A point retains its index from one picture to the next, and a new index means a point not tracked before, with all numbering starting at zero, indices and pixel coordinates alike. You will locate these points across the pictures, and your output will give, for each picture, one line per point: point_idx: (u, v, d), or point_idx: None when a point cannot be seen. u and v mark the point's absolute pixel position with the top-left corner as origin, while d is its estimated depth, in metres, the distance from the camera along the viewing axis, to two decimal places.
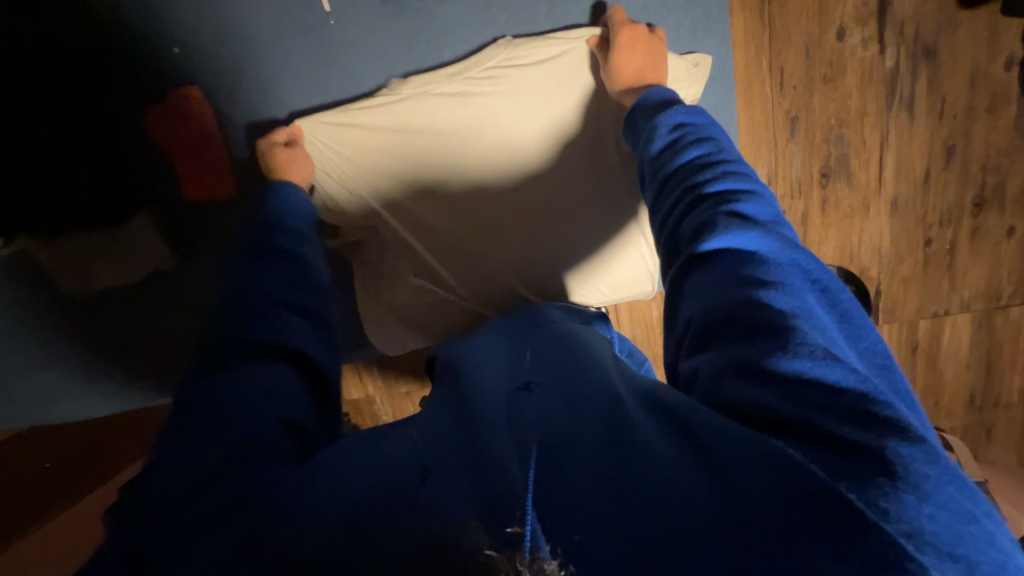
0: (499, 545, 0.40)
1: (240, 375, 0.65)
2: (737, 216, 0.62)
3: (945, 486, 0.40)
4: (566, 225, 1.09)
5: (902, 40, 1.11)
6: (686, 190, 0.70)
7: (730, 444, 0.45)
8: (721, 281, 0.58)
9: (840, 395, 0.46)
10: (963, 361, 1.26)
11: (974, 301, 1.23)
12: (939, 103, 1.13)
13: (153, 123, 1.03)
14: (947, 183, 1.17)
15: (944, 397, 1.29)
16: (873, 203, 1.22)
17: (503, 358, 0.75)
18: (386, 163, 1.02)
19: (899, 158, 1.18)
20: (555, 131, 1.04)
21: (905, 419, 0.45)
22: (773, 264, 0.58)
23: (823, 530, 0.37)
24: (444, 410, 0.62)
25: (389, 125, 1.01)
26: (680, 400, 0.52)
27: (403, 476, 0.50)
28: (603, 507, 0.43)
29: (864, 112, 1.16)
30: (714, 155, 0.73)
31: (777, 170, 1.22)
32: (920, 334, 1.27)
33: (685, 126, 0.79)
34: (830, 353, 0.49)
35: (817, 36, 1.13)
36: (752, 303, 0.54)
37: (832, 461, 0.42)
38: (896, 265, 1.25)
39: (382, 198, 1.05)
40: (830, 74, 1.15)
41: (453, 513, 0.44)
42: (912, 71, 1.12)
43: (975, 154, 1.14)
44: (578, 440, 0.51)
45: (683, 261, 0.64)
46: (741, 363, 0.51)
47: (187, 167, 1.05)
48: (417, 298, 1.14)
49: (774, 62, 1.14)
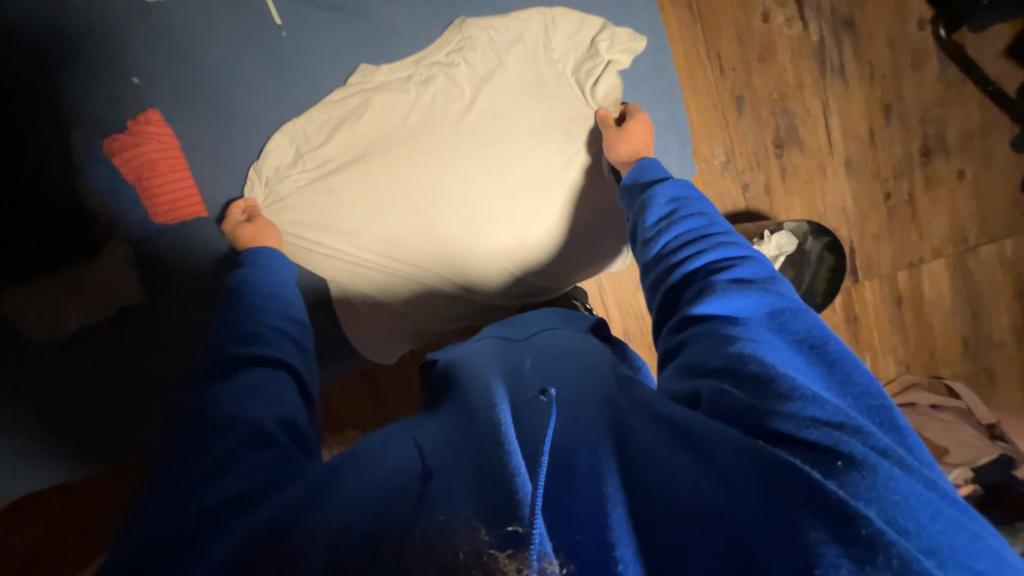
0: (498, 544, 0.33)
1: (242, 386, 0.55)
2: (702, 291, 0.57)
3: (920, 498, 0.37)
4: (548, 198, 0.82)
5: (821, 15, 1.12)
6: (660, 263, 0.65)
7: (728, 452, 0.40)
8: (692, 345, 0.53)
9: (821, 439, 0.40)
10: (949, 307, 1.27)
11: (944, 246, 1.24)
12: (868, 68, 1.15)
13: (123, 151, 0.76)
14: (891, 138, 1.18)
15: (938, 346, 1.29)
16: (828, 164, 1.19)
17: (498, 369, 0.57)
18: (356, 153, 0.78)
19: (843, 121, 1.17)
20: (508, 91, 0.81)
21: (896, 455, 0.40)
22: (770, 333, 0.50)
23: (791, 506, 0.35)
24: (438, 421, 0.52)
25: (359, 112, 0.78)
26: (682, 412, 0.45)
27: (384, 472, 0.45)
28: (609, 522, 0.36)
29: (802, 84, 1.15)
30: (706, 227, 0.65)
31: (733, 147, 1.16)
32: (902, 285, 1.26)
33: (650, 187, 0.73)
34: (843, 426, 0.41)
35: (745, 22, 1.12)
36: (721, 354, 0.49)
37: (818, 459, 0.39)
38: (864, 222, 1.23)
39: (353, 185, 0.78)
40: (764, 54, 1.13)
41: (445, 516, 0.37)
42: (837, 41, 1.13)
43: (911, 109, 1.17)
44: (576, 436, 0.43)
45: (676, 328, 0.57)
46: (724, 404, 0.44)
47: (172, 191, 0.78)
48: (414, 296, 0.83)
49: (709, 49, 1.12)
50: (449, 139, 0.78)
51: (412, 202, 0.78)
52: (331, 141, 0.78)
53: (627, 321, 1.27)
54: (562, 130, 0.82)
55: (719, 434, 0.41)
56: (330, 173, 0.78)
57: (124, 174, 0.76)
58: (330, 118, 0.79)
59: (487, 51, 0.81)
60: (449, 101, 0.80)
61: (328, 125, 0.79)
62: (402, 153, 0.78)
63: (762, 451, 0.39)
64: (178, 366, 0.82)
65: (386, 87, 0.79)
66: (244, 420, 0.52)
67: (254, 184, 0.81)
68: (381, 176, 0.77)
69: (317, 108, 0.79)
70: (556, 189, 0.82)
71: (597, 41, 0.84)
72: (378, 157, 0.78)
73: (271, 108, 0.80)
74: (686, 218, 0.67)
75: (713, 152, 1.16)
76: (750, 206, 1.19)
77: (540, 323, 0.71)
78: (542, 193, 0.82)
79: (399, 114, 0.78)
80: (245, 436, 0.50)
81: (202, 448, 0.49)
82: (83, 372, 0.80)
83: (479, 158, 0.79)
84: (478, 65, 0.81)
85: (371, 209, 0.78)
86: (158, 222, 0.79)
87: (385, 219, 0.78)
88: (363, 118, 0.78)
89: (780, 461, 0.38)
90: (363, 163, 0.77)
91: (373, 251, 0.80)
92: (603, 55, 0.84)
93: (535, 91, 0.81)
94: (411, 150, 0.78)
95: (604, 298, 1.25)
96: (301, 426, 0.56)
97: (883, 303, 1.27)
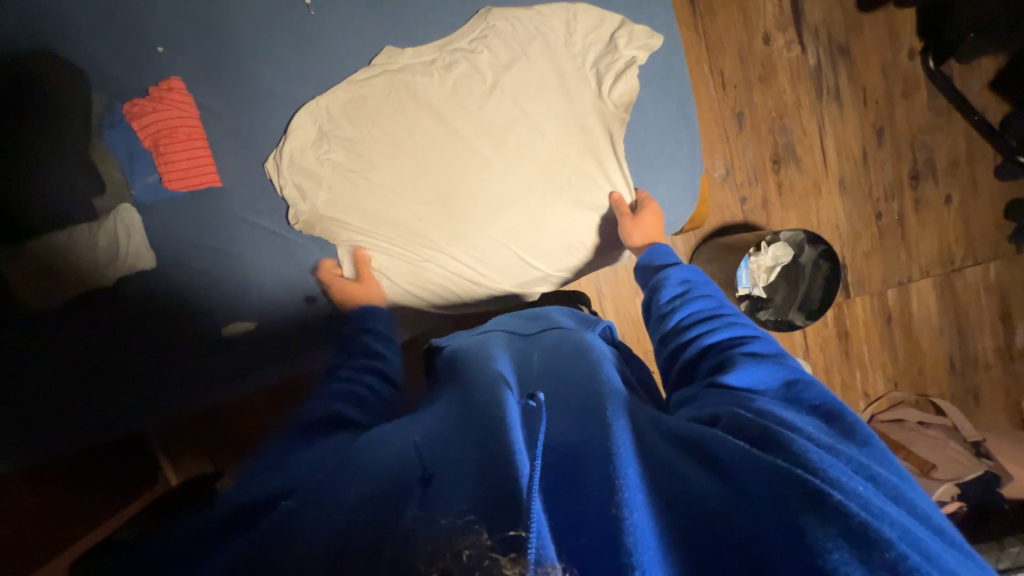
0: (500, 548, 0.31)
1: (324, 399, 0.60)
2: (721, 360, 0.56)
3: (933, 539, 0.36)
4: (557, 207, 0.76)
5: (818, 41, 1.18)
6: (674, 338, 0.64)
7: (745, 468, 0.39)
8: (707, 407, 0.51)
9: (832, 468, 0.38)
10: (936, 327, 1.31)
11: (932, 267, 1.29)
12: (861, 93, 1.21)
13: (144, 120, 0.67)
14: (883, 160, 1.24)
15: (926, 364, 1.32)
16: (823, 183, 1.23)
17: (506, 360, 0.59)
18: (386, 144, 0.72)
19: (838, 142, 1.22)
20: (522, 93, 0.73)
21: (912, 502, 0.40)
22: (791, 405, 0.49)
23: (805, 518, 0.34)
24: (443, 410, 0.53)
25: (388, 98, 0.72)
26: (696, 429, 0.45)
27: (382, 467, 0.44)
28: (621, 523, 0.34)
29: (800, 105, 1.20)
30: (719, 307, 0.65)
31: (733, 161, 1.20)
32: (892, 303, 1.30)
33: (662, 265, 0.73)
34: (865, 473, 0.40)
35: (747, 43, 1.17)
36: (740, 411, 0.47)
37: (830, 474, 0.37)
38: (856, 240, 1.27)
39: (386, 175, 0.73)
40: (764, 74, 1.18)
41: (444, 517, 0.35)
42: (833, 66, 1.19)
43: (902, 134, 1.23)
44: (590, 441, 0.42)
45: (694, 393, 0.55)
46: (740, 434, 0.43)
47: (186, 164, 0.69)
48: (438, 289, 0.80)
49: (713, 66, 1.16)
50: (470, 148, 0.73)
51: (437, 207, 0.75)
52: (360, 125, 0.73)
53: (624, 326, 1.28)
54: (582, 126, 0.75)
55: (737, 449, 0.41)
56: (353, 162, 0.73)
57: (141, 138, 0.68)
58: (353, 98, 0.72)
59: (508, 37, 0.73)
60: (470, 102, 0.73)
61: (354, 106, 0.72)
62: (431, 153, 0.73)
63: (780, 467, 0.37)
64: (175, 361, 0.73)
65: (414, 72, 0.72)
66: (323, 425, 0.56)
67: (272, 164, 0.72)
68: (412, 178, 0.74)
69: (340, 87, 0.71)
70: (569, 197, 0.76)
71: (616, 36, 0.74)
72: (406, 152, 0.73)
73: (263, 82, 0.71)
74: (700, 296, 0.67)
75: (713, 164, 1.20)
76: (748, 218, 1.22)
77: (552, 320, 0.72)
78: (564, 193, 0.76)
79: (425, 105, 0.72)
80: (308, 434, 0.54)
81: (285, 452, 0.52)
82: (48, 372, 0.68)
83: (499, 166, 0.73)
84: (501, 51, 0.72)
85: (402, 208, 0.75)
86: (174, 190, 0.70)
87: (416, 218, 0.75)
88: (392, 106, 0.72)
89: (796, 476, 0.37)
90: (396, 156, 0.73)
91: (396, 248, 0.77)
92: (622, 50, 0.74)
93: (544, 89, 0.73)
94: (437, 153, 0.73)
95: (603, 303, 1.26)
96: (346, 413, 0.57)
97: (874, 321, 1.30)
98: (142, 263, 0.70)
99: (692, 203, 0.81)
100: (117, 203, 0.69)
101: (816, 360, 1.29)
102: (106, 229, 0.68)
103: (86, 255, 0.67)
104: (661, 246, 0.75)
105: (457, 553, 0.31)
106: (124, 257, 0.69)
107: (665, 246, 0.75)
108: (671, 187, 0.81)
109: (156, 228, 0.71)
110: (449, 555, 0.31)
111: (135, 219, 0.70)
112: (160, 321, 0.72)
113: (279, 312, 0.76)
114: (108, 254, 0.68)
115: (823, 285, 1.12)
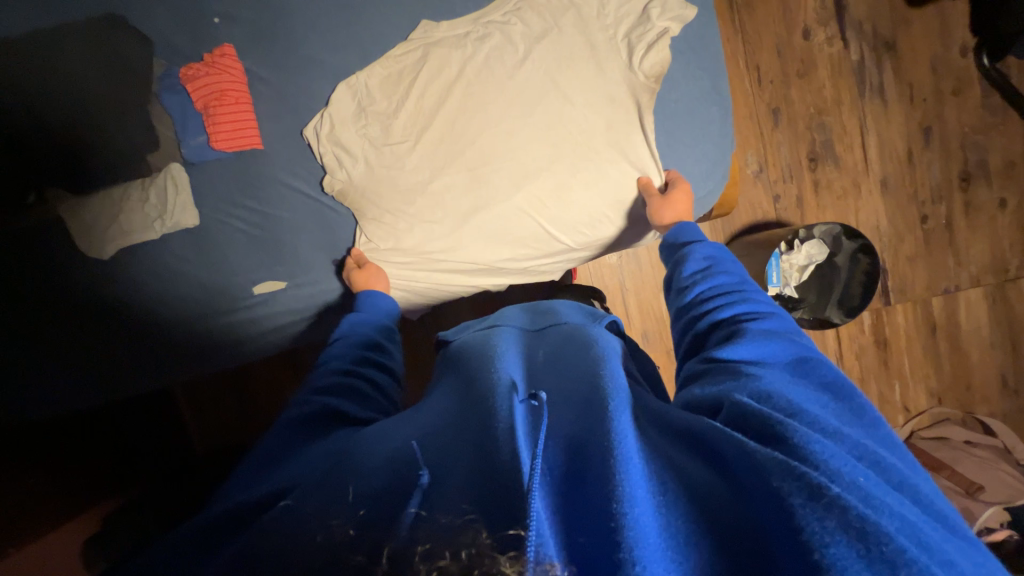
0: (500, 547, 0.30)
1: (320, 398, 0.57)
2: (732, 332, 0.55)
3: (935, 526, 0.35)
4: (581, 179, 0.74)
5: (862, 36, 1.15)
6: (688, 311, 0.63)
7: (739, 458, 0.38)
8: (712, 379, 0.50)
9: (834, 458, 0.36)
10: (986, 340, 1.22)
11: (983, 275, 1.21)
12: (908, 90, 1.16)
13: (194, 84, 0.68)
14: (931, 160, 1.18)
15: (974, 380, 1.24)
16: (864, 182, 1.18)
17: (511, 357, 0.56)
18: (420, 116, 0.73)
19: (881, 140, 1.17)
20: (552, 64, 0.72)
21: (917, 487, 0.39)
22: (798, 378, 0.47)
23: (800, 508, 0.33)
24: (445, 402, 0.52)
25: (424, 70, 0.72)
26: (693, 420, 0.44)
27: (377, 459, 0.43)
28: (620, 520, 0.33)
29: (840, 101, 1.16)
30: (739, 283, 0.63)
31: (767, 157, 1.17)
32: (938, 313, 1.22)
33: (688, 242, 0.71)
34: (865, 457, 0.39)
35: (786, 37, 1.14)
36: (743, 387, 0.45)
37: (833, 468, 0.36)
38: (899, 243, 1.20)
39: (420, 146, 0.73)
40: (803, 69, 1.15)
41: (444, 516, 0.34)
42: (878, 62, 1.15)
43: (952, 133, 1.17)
44: (592, 432, 0.41)
45: (701, 363, 0.54)
46: (741, 424, 0.41)
47: (229, 123, 0.68)
48: (461, 263, 0.79)
49: (750, 60, 1.14)
50: (499, 123, 0.73)
51: (464, 178, 0.74)
52: (397, 95, 0.73)
53: (646, 323, 1.25)
54: (611, 99, 0.73)
55: (732, 440, 0.39)
56: (389, 136, 0.73)
57: (195, 100, 0.68)
58: (392, 74, 0.72)
59: (541, 10, 0.73)
60: (503, 74, 0.72)
61: (393, 77, 0.72)
62: (462, 126, 0.73)
63: (776, 458, 0.36)
64: (181, 351, 0.74)
65: (448, 46, 0.72)
66: (319, 427, 0.53)
67: (312, 132, 0.71)
68: (444, 151, 0.73)
69: (380, 59, 0.72)
70: (593, 170, 0.74)
71: (648, 8, 0.73)
72: (435, 123, 0.73)
73: (293, 51, 0.71)
74: (722, 271, 0.65)
75: (746, 160, 1.17)
76: (781, 217, 1.18)
77: (563, 314, 0.68)
78: (590, 168, 0.74)
79: (459, 82, 0.72)
80: (305, 432, 0.53)
81: (281, 454, 0.50)
82: (59, 342, 0.69)
83: (525, 143, 0.73)
84: (534, 24, 0.73)
85: (436, 183, 0.74)
86: (220, 151, 0.69)
87: (444, 190, 0.74)
88: (429, 79, 0.72)
89: (794, 468, 0.35)
90: (430, 129, 0.73)
91: (430, 225, 0.76)
92: (654, 21, 0.72)
93: (574, 60, 0.72)
94: (468, 124, 0.73)
95: (625, 297, 1.24)
96: (343, 408, 0.56)
97: (916, 330, 1.23)
98: (185, 220, 0.70)
99: (717, 180, 0.81)
100: (166, 160, 0.69)
101: (851, 369, 1.22)
102: (156, 185, 0.69)
103: (137, 210, 0.68)
104: (688, 223, 0.73)
105: (454, 553, 0.29)
106: (170, 212, 0.69)
107: (693, 225, 0.72)
108: (702, 162, 0.78)
109: (186, 209, 0.70)
110: (446, 555, 0.29)
111: (182, 174, 0.70)
112: (184, 286, 0.72)
113: (303, 279, 0.75)
114: (157, 211, 0.69)
115: (862, 281, 1.07)
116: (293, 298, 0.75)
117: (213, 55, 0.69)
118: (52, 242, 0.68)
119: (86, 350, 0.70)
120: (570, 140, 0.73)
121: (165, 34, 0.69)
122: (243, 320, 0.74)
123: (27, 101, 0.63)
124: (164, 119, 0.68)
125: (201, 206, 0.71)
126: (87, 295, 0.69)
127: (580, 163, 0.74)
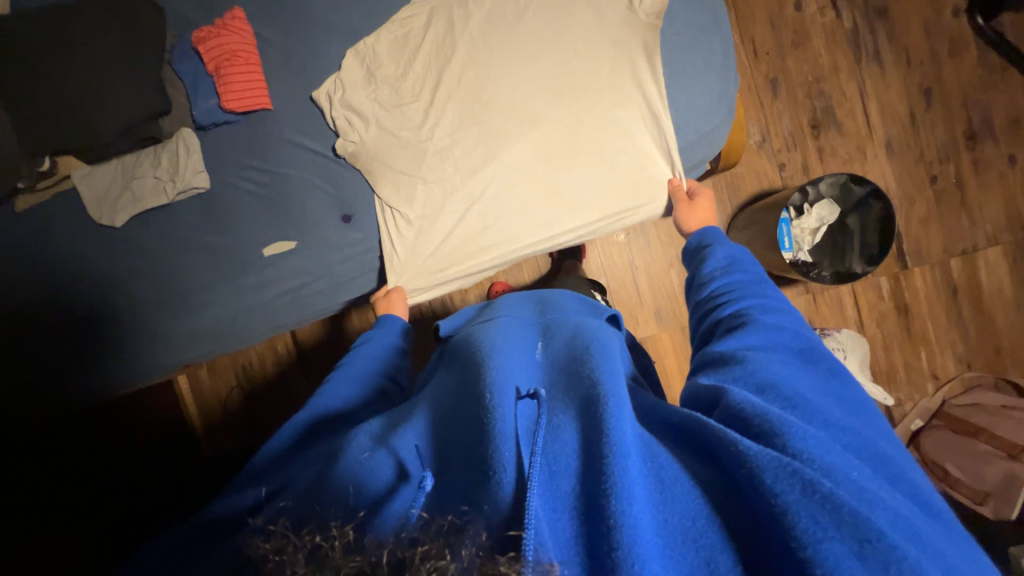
0: (498, 549, 0.27)
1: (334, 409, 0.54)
2: (743, 323, 0.52)
3: (927, 522, 0.34)
4: (591, 119, 0.74)
5: (853, 4, 1.17)
6: (703, 307, 0.61)
7: (730, 457, 0.34)
8: (713, 369, 0.46)
9: (827, 455, 0.34)
10: (1009, 299, 1.19)
11: (1000, 233, 1.19)
12: (904, 53, 1.18)
13: (206, 44, 0.69)
14: (933, 121, 1.18)
15: (1002, 342, 1.20)
16: (868, 146, 1.18)
17: (514, 340, 0.52)
18: (430, 72, 0.74)
19: (882, 104, 1.18)
20: (552, 14, 0.74)
21: (907, 486, 0.37)
22: (805, 378, 0.44)
23: (792, 505, 0.30)
24: (432, 395, 0.49)
25: (430, 31, 0.74)
26: (688, 417, 0.39)
27: (371, 463, 0.39)
28: (615, 519, 0.29)
29: (837, 68, 1.17)
30: (758, 285, 0.59)
31: (769, 127, 1.17)
32: (958, 274, 1.20)
33: (711, 243, 0.68)
34: (858, 452, 0.37)
35: (778, 10, 1.16)
36: (751, 377, 0.42)
37: (829, 464, 0.33)
38: (910, 206, 1.19)
39: (433, 97, 0.74)
40: (797, 40, 1.17)
41: (444, 517, 0.30)
42: (871, 28, 1.17)
43: (951, 93, 1.18)
44: (589, 426, 0.36)
45: (709, 349, 0.51)
46: (736, 422, 0.37)
47: (238, 81, 0.69)
48: (478, 223, 0.75)
49: (744, 33, 1.16)
50: (507, 70, 0.73)
51: (474, 123, 0.74)
52: (405, 60, 0.74)
53: (659, 300, 1.23)
54: (612, 41, 0.74)
55: (720, 434, 0.35)
56: (399, 97, 0.74)
57: (206, 62, 0.69)
58: (398, 37, 0.74)
59: None
60: (506, 23, 0.74)
61: (399, 42, 0.74)
62: (472, 74, 0.74)
63: (769, 454, 0.33)
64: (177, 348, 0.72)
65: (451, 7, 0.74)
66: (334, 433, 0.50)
67: (323, 90, 0.72)
68: (455, 100, 0.74)
69: (385, 24, 0.74)
70: (599, 113, 0.74)
71: None
72: (446, 74, 0.74)
73: (301, 17, 0.73)
74: (745, 272, 0.61)
75: (748, 131, 1.17)
76: (788, 185, 1.18)
77: (564, 306, 0.65)
78: (596, 112, 0.74)
79: (466, 40, 0.74)
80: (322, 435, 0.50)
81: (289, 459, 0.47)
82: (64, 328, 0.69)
83: (527, 104, 0.73)
84: None
85: (447, 138, 0.74)
86: (232, 112, 0.70)
87: (454, 143, 0.74)
88: (435, 43, 0.74)
89: (788, 464, 0.32)
90: (443, 81, 0.74)
91: (447, 183, 0.74)
92: None
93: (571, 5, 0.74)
94: (478, 75, 0.74)
95: (636, 274, 1.22)
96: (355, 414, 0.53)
97: (936, 294, 1.19)
98: (196, 181, 0.70)
99: (727, 128, 0.79)
100: (178, 126, 0.71)
101: (873, 337, 1.19)
102: (169, 150, 0.70)
103: (151, 172, 0.69)
104: (712, 230, 0.70)
105: (456, 553, 0.25)
106: (182, 175, 0.70)
107: (716, 235, 0.70)
108: (707, 95, 0.76)
109: (199, 171, 0.70)
110: (447, 556, 0.25)
111: (193, 137, 0.71)
112: (193, 251, 0.72)
113: (312, 239, 0.73)
114: (169, 174, 0.70)
115: (877, 227, 1.05)
116: (302, 264, 0.73)
117: (221, 19, 0.71)
118: (70, 218, 0.70)
119: (85, 326, 0.70)
120: (576, 85, 0.74)
121: (180, 13, 0.72)
122: (251, 284, 0.72)
123: (43, 56, 0.64)
124: (176, 84, 0.71)
125: (212, 169, 0.72)
126: (97, 285, 0.70)
127: (584, 110, 0.74)
